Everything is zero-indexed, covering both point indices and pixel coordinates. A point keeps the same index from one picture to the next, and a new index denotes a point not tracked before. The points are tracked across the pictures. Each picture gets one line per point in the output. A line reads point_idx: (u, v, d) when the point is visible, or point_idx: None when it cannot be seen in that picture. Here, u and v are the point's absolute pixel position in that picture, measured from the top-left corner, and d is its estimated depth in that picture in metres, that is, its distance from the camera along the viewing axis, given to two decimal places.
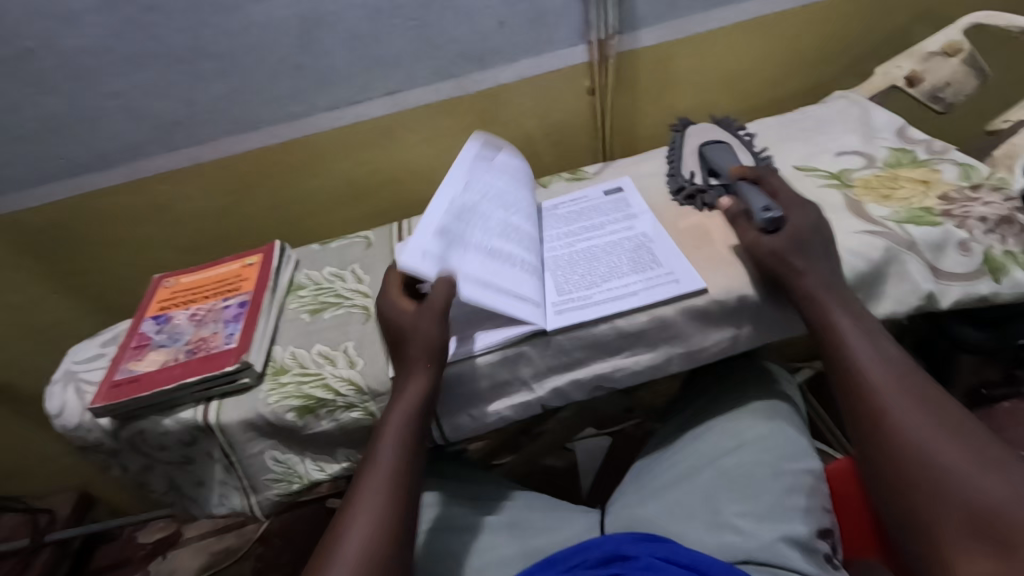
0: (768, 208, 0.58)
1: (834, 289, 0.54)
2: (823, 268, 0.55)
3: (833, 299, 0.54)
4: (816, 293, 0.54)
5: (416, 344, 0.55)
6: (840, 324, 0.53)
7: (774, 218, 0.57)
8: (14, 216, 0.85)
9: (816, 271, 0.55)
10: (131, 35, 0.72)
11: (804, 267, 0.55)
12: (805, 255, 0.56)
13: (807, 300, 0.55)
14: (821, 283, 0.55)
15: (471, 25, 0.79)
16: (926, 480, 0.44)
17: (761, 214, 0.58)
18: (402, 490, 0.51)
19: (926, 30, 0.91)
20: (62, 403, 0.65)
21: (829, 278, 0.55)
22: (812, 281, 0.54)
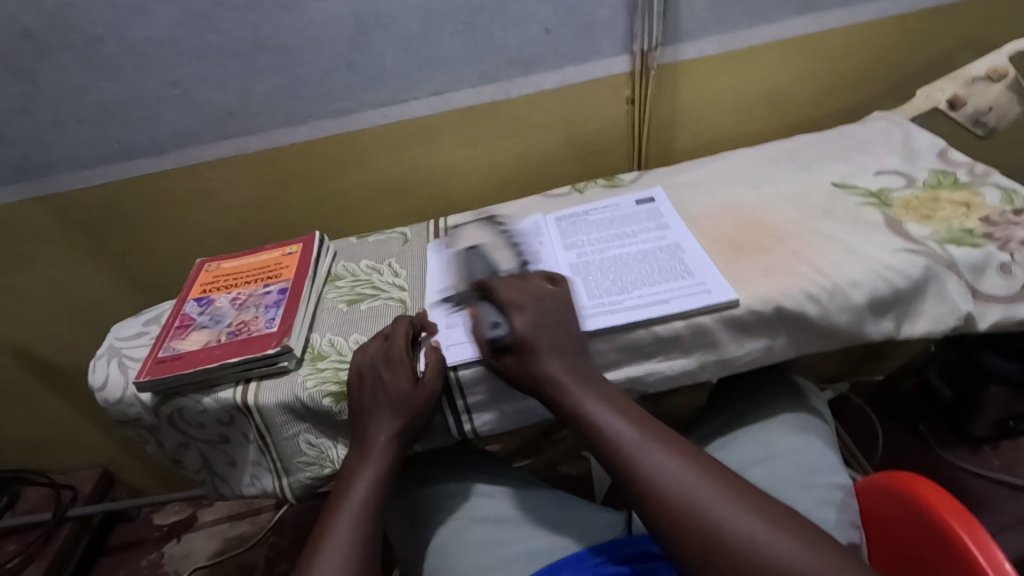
0: (498, 326, 0.59)
1: (580, 378, 0.54)
2: (559, 360, 0.55)
3: (580, 390, 0.53)
4: (551, 375, 0.54)
5: (393, 385, 0.57)
6: (598, 412, 0.51)
7: (501, 336, 0.58)
8: (64, 194, 0.88)
9: (552, 365, 0.55)
10: (193, 26, 0.75)
11: (538, 357, 0.55)
12: (543, 357, 0.55)
13: (565, 402, 0.53)
14: (568, 375, 0.54)
15: (518, 31, 0.81)
16: (730, 556, 0.42)
17: (489, 334, 0.59)
18: (374, 524, 0.54)
19: (969, 54, 0.92)
20: (106, 377, 0.67)
21: (569, 365, 0.55)
22: (546, 366, 0.55)
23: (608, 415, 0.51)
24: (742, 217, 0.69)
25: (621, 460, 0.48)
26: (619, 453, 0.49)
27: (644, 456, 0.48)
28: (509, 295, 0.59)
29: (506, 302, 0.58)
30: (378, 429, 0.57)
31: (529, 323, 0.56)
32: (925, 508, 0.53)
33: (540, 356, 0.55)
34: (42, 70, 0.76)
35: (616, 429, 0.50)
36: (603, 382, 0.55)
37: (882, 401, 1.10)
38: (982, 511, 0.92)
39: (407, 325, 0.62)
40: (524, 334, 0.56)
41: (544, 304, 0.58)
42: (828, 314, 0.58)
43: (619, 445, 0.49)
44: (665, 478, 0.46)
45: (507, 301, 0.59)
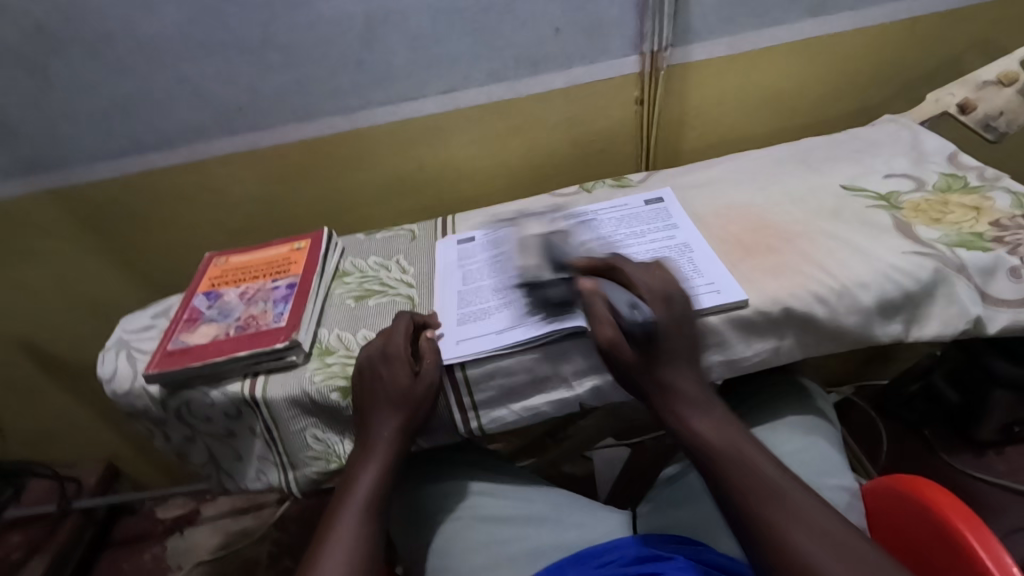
0: (639, 309, 0.55)
1: (700, 403, 0.53)
2: (688, 377, 0.53)
3: (703, 417, 0.52)
4: (674, 395, 0.53)
5: (393, 382, 0.57)
6: (717, 442, 0.50)
7: (643, 324, 0.54)
8: (74, 187, 0.88)
9: (682, 381, 0.53)
10: (205, 22, 0.76)
11: (664, 371, 0.53)
12: (669, 367, 0.53)
13: (680, 428, 0.52)
14: (693, 397, 0.53)
15: (528, 29, 0.81)
16: None
17: (630, 314, 0.56)
18: (377, 520, 0.54)
19: (979, 59, 0.92)
20: (114, 369, 0.68)
21: (692, 384, 0.53)
22: (675, 381, 0.53)
23: (732, 447, 0.49)
24: (751, 218, 0.69)
25: (741, 497, 0.46)
26: (746, 489, 0.46)
27: (765, 501, 0.45)
28: (639, 276, 0.56)
29: (643, 285, 0.55)
30: (380, 425, 0.57)
31: (671, 322, 0.54)
32: (931, 507, 0.53)
33: (671, 370, 0.53)
34: (54, 65, 0.77)
35: (744, 461, 0.48)
36: (721, 412, 0.53)
37: (887, 405, 1.10)
38: (987, 516, 0.92)
39: (405, 321, 0.62)
40: (665, 335, 0.54)
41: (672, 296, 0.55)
42: (836, 315, 0.58)
43: (749, 480, 0.47)
44: (790, 527, 0.43)
45: (639, 279, 0.56)
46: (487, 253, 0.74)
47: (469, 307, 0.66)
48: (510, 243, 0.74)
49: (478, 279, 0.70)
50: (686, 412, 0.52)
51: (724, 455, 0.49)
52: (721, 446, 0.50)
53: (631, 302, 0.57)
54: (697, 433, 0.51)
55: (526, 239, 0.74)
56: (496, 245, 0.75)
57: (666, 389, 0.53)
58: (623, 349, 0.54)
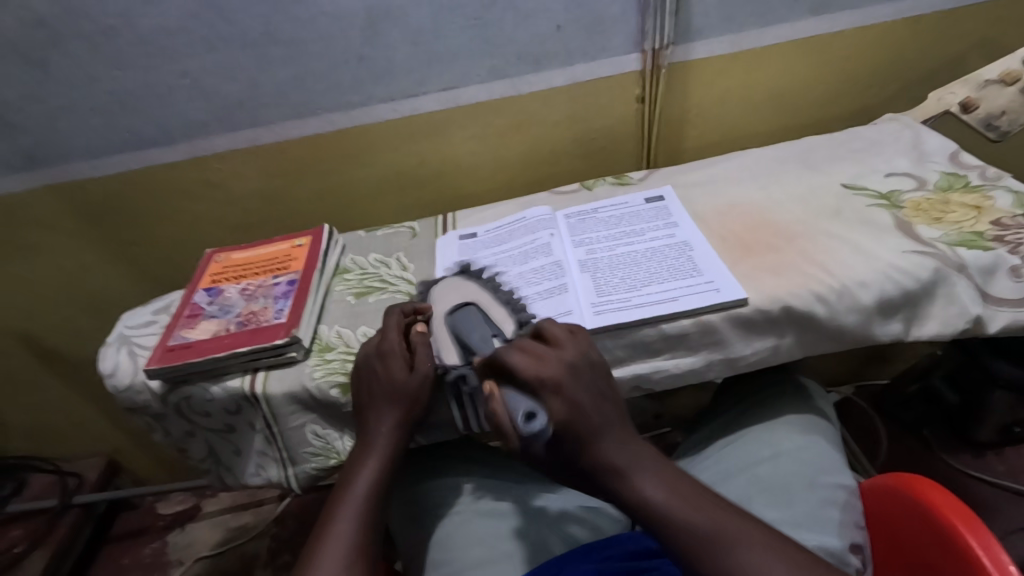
0: (535, 413, 0.46)
1: (643, 463, 0.47)
2: (615, 440, 0.47)
3: (643, 475, 0.47)
4: (612, 465, 0.47)
5: (389, 379, 0.57)
6: (660, 500, 0.45)
7: (542, 429, 0.46)
8: (75, 182, 0.88)
9: (613, 451, 0.47)
10: (207, 17, 0.76)
11: (602, 440, 0.47)
12: (603, 443, 0.47)
13: (625, 494, 0.46)
14: (627, 459, 0.47)
15: (529, 26, 0.81)
16: None
17: (527, 424, 0.46)
18: (376, 516, 0.54)
19: (981, 58, 0.92)
20: (115, 364, 0.68)
21: (625, 440, 0.48)
22: (608, 451, 0.47)
23: (677, 504, 0.45)
24: (751, 217, 0.69)
25: (704, 561, 0.42)
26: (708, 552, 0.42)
27: (729, 558, 0.42)
28: (537, 371, 0.48)
29: (540, 381, 0.47)
30: (378, 421, 0.58)
31: (584, 409, 0.47)
32: (929, 507, 0.53)
33: (600, 433, 0.47)
34: (56, 59, 0.77)
35: (691, 519, 0.44)
36: (662, 462, 0.48)
37: (887, 405, 1.10)
38: (986, 516, 0.92)
39: (394, 317, 0.61)
40: (569, 427, 0.46)
41: (577, 375, 0.49)
42: (835, 314, 0.58)
43: (702, 536, 0.43)
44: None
45: (536, 374, 0.48)
46: (489, 250, 0.74)
47: None
48: (512, 241, 0.74)
49: (481, 276, 0.70)
50: (622, 478, 0.46)
51: (673, 515, 0.44)
52: (662, 509, 0.45)
53: (529, 407, 0.47)
54: (642, 500, 0.46)
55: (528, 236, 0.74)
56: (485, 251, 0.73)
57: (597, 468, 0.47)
58: (535, 453, 0.48)
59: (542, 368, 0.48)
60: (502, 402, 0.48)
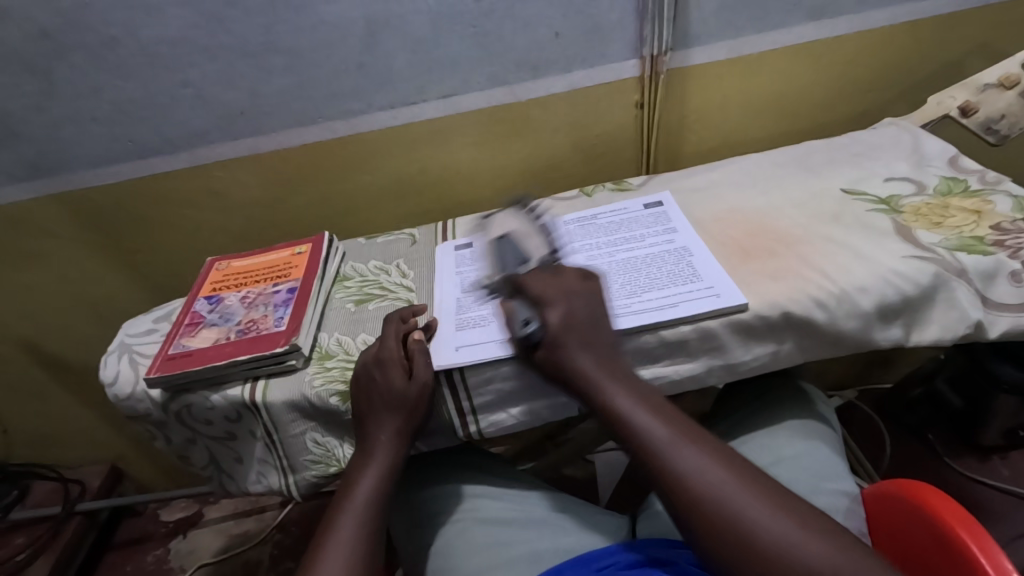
0: (531, 320, 0.57)
1: (615, 374, 0.54)
2: (593, 355, 0.55)
3: (615, 385, 0.53)
4: (583, 369, 0.54)
5: (387, 387, 0.57)
6: (623, 404, 0.51)
7: (534, 331, 0.55)
8: (77, 191, 0.89)
9: (586, 361, 0.54)
10: (207, 27, 0.76)
11: (574, 345, 0.55)
12: (580, 351, 0.55)
13: (592, 394, 0.53)
14: (604, 371, 0.54)
15: (528, 34, 0.81)
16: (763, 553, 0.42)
17: (522, 329, 0.56)
18: (377, 527, 0.54)
19: (980, 61, 0.92)
20: (116, 372, 0.68)
21: (607, 355, 0.55)
22: (581, 360, 0.54)
23: (641, 408, 0.51)
24: (751, 222, 0.69)
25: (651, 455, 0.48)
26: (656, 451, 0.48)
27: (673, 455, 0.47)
28: (543, 290, 0.58)
29: (540, 296, 0.58)
30: (377, 429, 0.58)
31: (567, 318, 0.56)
32: (930, 512, 0.53)
33: (575, 345, 0.55)
34: (58, 69, 0.78)
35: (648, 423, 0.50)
36: (635, 378, 0.54)
37: (891, 409, 1.09)
38: (990, 522, 0.91)
39: (394, 327, 0.63)
40: (561, 327, 0.55)
41: (589, 298, 0.58)
42: (835, 319, 0.57)
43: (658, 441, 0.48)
44: (699, 477, 0.45)
45: (540, 296, 0.58)
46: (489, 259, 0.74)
47: (469, 313, 0.66)
48: (512, 250, 0.74)
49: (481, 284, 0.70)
50: (598, 385, 0.53)
51: (632, 415, 0.50)
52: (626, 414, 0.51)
53: (527, 316, 0.57)
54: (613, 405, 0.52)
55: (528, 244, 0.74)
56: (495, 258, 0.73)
57: (576, 370, 0.54)
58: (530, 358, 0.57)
59: (567, 289, 0.58)
60: (506, 311, 0.59)
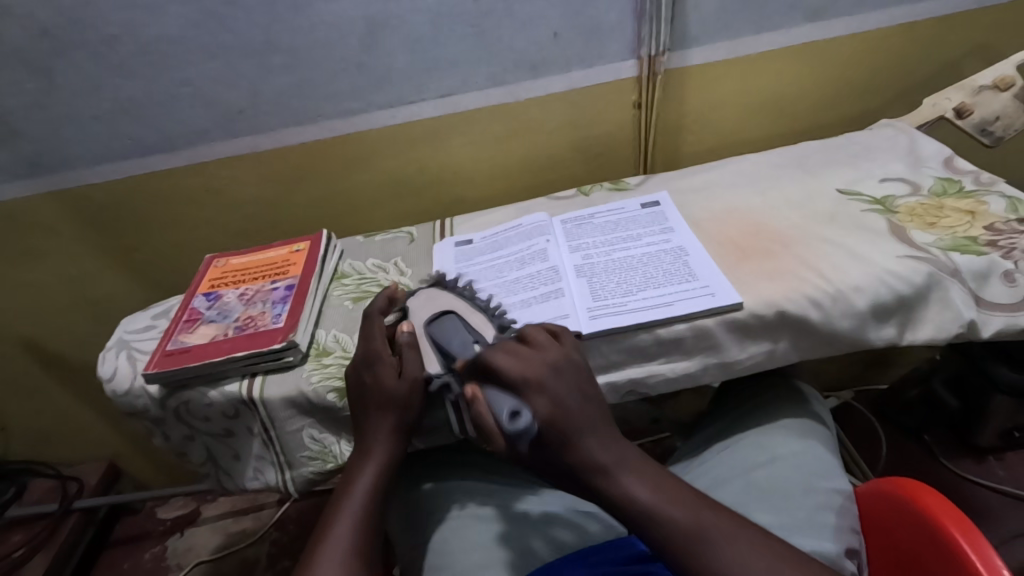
0: (516, 410, 0.46)
1: (628, 463, 0.47)
2: (599, 439, 0.47)
3: (627, 473, 0.46)
4: (598, 466, 0.46)
5: (382, 387, 0.58)
6: (647, 501, 0.45)
7: (528, 426, 0.45)
8: (76, 188, 0.89)
9: (595, 451, 0.46)
10: (208, 26, 0.77)
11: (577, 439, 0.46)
12: (591, 442, 0.46)
13: (610, 492, 0.46)
14: (612, 459, 0.46)
15: (527, 34, 0.81)
16: None
17: (511, 422, 0.45)
18: (374, 524, 0.54)
19: (976, 63, 0.92)
20: (114, 368, 0.68)
21: (608, 436, 0.47)
22: (586, 454, 0.46)
23: (661, 503, 0.45)
24: (747, 222, 0.69)
25: (686, 555, 0.43)
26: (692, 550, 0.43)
27: (712, 552, 0.42)
28: (518, 372, 0.48)
29: (519, 379, 0.47)
30: (374, 428, 0.58)
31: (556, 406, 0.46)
32: (923, 510, 0.53)
33: (582, 433, 0.46)
34: (58, 67, 0.78)
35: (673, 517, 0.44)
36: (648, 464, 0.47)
37: (887, 410, 1.09)
38: (985, 522, 0.91)
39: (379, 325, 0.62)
40: (557, 418, 0.46)
41: (567, 369, 0.49)
42: (830, 318, 0.58)
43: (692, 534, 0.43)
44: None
45: (517, 378, 0.47)
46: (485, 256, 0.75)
47: None
48: (510, 248, 0.74)
49: (477, 282, 0.70)
50: (605, 479, 0.46)
51: (657, 512, 0.44)
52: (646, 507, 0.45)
53: (512, 405, 0.46)
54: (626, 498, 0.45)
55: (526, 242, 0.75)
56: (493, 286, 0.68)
57: (581, 465, 0.46)
58: (520, 452, 0.47)
59: (528, 369, 0.48)
60: (484, 401, 0.48)
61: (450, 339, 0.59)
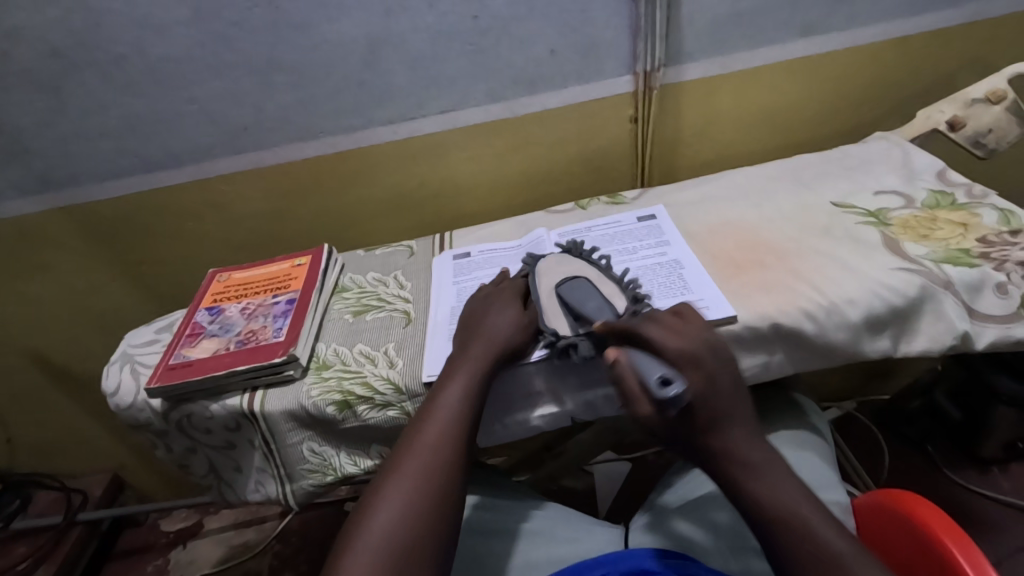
0: (670, 382, 0.47)
1: (770, 467, 0.49)
2: (744, 433, 0.50)
3: (769, 478, 0.48)
4: (732, 451, 0.49)
5: (491, 319, 0.62)
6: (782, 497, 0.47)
7: (678, 395, 0.46)
8: (84, 205, 0.91)
9: (738, 444, 0.49)
10: (213, 46, 0.78)
11: (727, 426, 0.50)
12: (727, 432, 0.50)
13: (738, 477, 0.49)
14: (753, 455, 0.49)
15: (525, 51, 0.83)
16: None
17: (660, 391, 0.47)
18: (458, 441, 0.52)
19: (971, 77, 0.93)
20: (118, 382, 0.69)
21: (750, 437, 0.50)
22: (731, 437, 0.50)
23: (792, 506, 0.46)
24: (742, 235, 0.70)
25: (801, 542, 0.45)
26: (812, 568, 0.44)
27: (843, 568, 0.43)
28: (676, 347, 0.51)
29: (677, 357, 0.50)
30: (479, 341, 0.59)
31: (707, 389, 0.50)
32: (902, 505, 0.55)
33: (724, 434, 0.50)
34: (67, 87, 0.80)
35: (806, 534, 0.45)
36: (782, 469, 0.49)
37: (888, 420, 1.09)
38: (989, 536, 0.91)
39: (509, 288, 0.66)
40: (702, 402, 0.49)
41: (712, 350, 0.52)
42: (824, 331, 0.58)
43: (816, 556, 0.44)
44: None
45: (671, 347, 0.51)
46: (481, 269, 0.76)
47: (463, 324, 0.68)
48: (507, 262, 0.75)
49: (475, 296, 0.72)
50: (743, 478, 0.49)
51: (791, 519, 0.46)
52: (788, 512, 0.46)
53: (663, 374, 0.47)
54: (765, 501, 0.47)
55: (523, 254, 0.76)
56: (555, 309, 0.62)
57: (723, 453, 0.49)
58: (668, 417, 0.49)
59: (685, 345, 0.51)
60: (629, 368, 0.50)
61: (583, 301, 0.60)
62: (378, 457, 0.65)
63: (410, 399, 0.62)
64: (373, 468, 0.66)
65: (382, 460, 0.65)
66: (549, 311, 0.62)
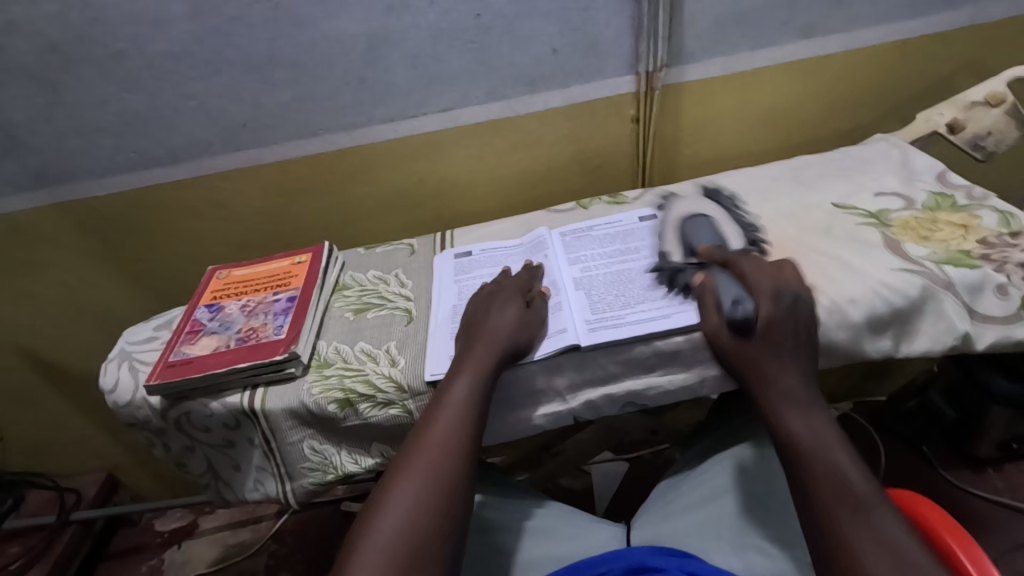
0: (739, 301, 0.57)
1: (806, 407, 0.51)
2: (792, 371, 0.53)
3: (800, 412, 0.50)
4: (774, 378, 0.53)
5: (492, 319, 0.61)
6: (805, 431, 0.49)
7: (744, 312, 0.56)
8: (81, 201, 0.90)
9: (785, 376, 0.53)
10: (214, 42, 0.78)
11: (780, 364, 0.53)
12: (778, 362, 0.53)
13: (774, 409, 0.52)
14: (794, 393, 0.52)
15: (527, 49, 0.83)
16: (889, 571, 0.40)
17: (731, 307, 0.57)
18: (465, 441, 0.52)
19: (969, 80, 0.94)
20: (116, 379, 0.69)
21: (798, 385, 0.52)
22: (783, 376, 0.53)
23: (821, 438, 0.49)
24: (744, 235, 0.70)
25: (820, 465, 0.47)
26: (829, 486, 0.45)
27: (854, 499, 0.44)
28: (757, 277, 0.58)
29: (754, 284, 0.57)
30: (482, 341, 0.59)
31: (777, 316, 0.54)
32: (903, 506, 0.55)
33: (770, 363, 0.53)
34: (65, 81, 0.79)
35: (830, 465, 0.46)
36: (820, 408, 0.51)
37: (885, 422, 1.09)
38: (984, 536, 0.92)
39: (510, 288, 0.66)
40: (772, 325, 0.54)
41: (796, 302, 0.56)
42: (826, 331, 0.58)
43: (836, 481, 0.45)
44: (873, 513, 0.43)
45: (757, 283, 0.57)
46: (482, 268, 0.76)
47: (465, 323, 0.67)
48: (508, 261, 0.75)
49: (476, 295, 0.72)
50: (782, 410, 0.51)
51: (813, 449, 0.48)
52: (815, 443, 0.48)
53: (737, 297, 0.57)
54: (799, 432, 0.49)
55: (524, 254, 0.76)
56: (579, 292, 0.66)
57: (763, 376, 0.53)
58: (723, 336, 0.57)
59: (776, 282, 0.57)
60: (711, 289, 0.60)
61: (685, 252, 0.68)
62: (380, 455, 0.65)
63: (412, 397, 0.62)
64: (374, 466, 0.65)
65: (383, 459, 0.65)
66: (574, 295, 0.66)
